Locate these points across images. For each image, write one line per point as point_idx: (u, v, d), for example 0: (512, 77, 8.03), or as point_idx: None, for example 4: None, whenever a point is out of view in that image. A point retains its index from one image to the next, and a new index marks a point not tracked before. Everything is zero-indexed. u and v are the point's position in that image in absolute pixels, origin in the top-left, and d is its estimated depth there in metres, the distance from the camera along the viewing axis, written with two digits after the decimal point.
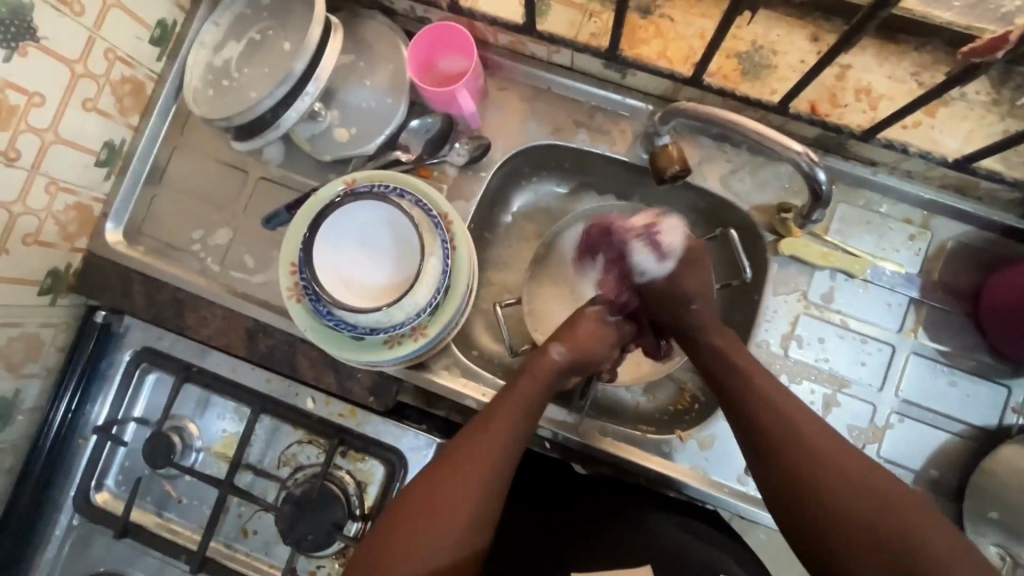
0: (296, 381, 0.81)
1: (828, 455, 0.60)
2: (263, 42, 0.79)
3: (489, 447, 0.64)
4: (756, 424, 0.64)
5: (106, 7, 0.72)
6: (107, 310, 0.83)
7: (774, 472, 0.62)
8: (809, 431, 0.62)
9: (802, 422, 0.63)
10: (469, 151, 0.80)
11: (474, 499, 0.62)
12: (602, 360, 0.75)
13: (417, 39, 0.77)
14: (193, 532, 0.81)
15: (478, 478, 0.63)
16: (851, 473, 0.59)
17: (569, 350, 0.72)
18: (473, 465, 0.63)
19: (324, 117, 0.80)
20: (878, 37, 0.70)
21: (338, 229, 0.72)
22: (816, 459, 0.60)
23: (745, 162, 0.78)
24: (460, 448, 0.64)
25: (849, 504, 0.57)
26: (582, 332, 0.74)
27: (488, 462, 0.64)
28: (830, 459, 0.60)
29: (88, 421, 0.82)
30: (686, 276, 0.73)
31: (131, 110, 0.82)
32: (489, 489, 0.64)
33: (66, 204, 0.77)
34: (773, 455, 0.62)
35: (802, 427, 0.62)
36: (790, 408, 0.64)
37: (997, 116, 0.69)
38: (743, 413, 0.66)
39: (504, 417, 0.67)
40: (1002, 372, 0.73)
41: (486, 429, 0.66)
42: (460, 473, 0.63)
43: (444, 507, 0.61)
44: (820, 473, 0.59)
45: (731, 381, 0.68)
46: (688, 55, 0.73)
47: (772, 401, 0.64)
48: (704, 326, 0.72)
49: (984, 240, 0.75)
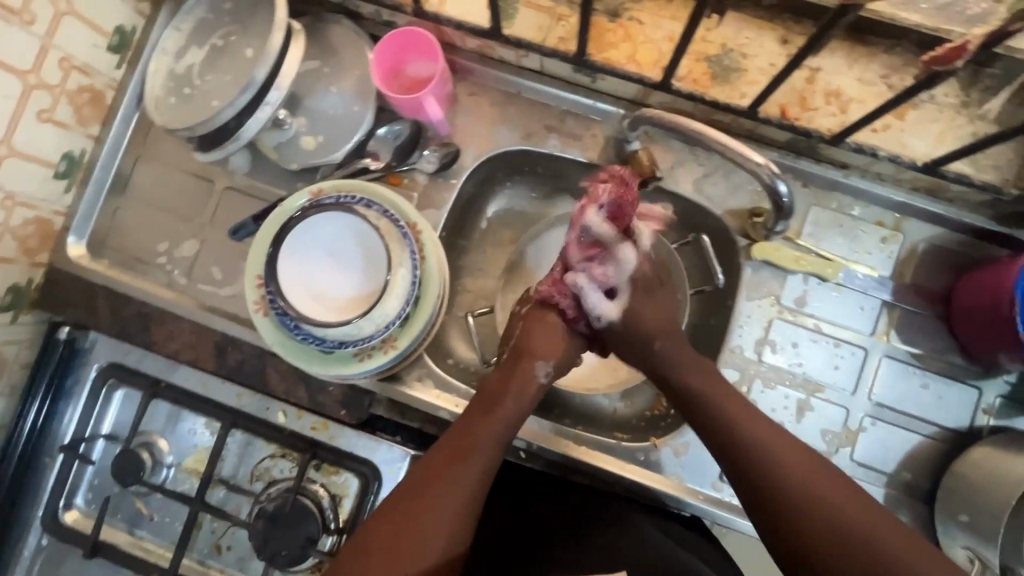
0: (266, 395, 0.79)
1: (811, 488, 0.59)
2: (225, 48, 0.77)
3: (483, 453, 0.65)
4: (738, 463, 0.63)
5: (59, 14, 0.70)
6: (71, 325, 0.81)
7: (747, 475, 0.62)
8: (794, 464, 0.61)
9: (782, 453, 0.62)
10: (439, 158, 0.79)
11: (464, 503, 0.63)
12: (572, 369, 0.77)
13: (382, 45, 0.75)
14: (166, 549, 0.80)
15: (472, 479, 0.64)
16: (837, 501, 0.58)
17: (552, 374, 0.72)
18: (467, 468, 0.64)
19: (290, 125, 0.77)
20: (847, 40, 0.69)
21: (303, 242, 0.71)
22: (801, 494, 0.59)
23: (718, 167, 0.77)
24: (456, 452, 0.65)
25: (836, 535, 0.56)
26: (554, 339, 0.73)
27: (483, 465, 0.65)
28: (815, 491, 0.59)
29: (55, 438, 0.80)
30: (644, 314, 0.72)
31: (91, 120, 0.80)
32: (479, 494, 0.64)
33: (25, 218, 0.75)
34: (755, 494, 0.61)
35: (788, 464, 0.61)
36: (776, 442, 0.63)
37: (966, 119, 0.69)
38: (723, 448, 0.65)
39: (501, 417, 0.67)
40: (974, 373, 0.73)
41: (484, 432, 0.66)
42: (457, 477, 0.63)
43: (437, 510, 0.62)
44: (813, 505, 0.58)
45: (707, 426, 0.66)
46: (658, 59, 0.72)
47: (756, 439, 0.63)
48: (671, 364, 0.70)
49: (956, 241, 0.75)
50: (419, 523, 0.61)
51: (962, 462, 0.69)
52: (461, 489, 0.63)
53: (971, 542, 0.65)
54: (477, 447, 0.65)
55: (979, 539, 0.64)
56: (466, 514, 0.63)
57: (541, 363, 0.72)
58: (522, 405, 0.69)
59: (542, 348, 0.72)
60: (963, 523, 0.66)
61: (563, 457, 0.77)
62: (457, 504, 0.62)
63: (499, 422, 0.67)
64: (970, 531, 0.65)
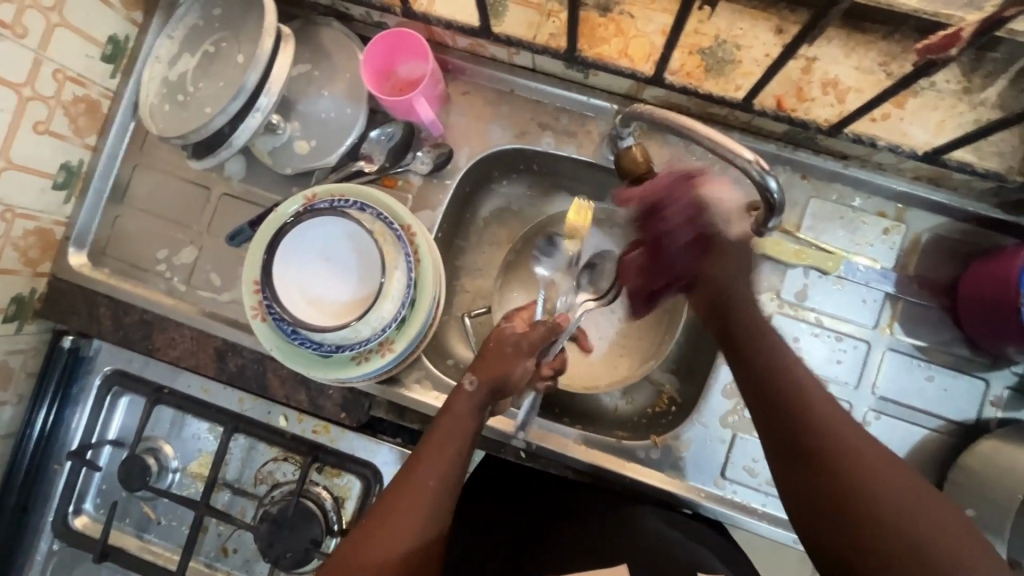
0: (268, 399, 0.80)
1: (855, 454, 0.50)
2: (216, 54, 0.77)
3: (440, 464, 0.61)
4: (785, 436, 0.54)
5: (51, 26, 0.70)
6: (75, 334, 0.82)
7: (788, 462, 0.53)
8: (856, 437, 0.51)
9: (839, 425, 0.52)
10: (432, 158, 0.78)
11: (427, 514, 0.59)
12: (516, 384, 0.68)
13: (371, 48, 0.74)
14: (173, 552, 0.81)
15: (431, 497, 0.59)
16: (904, 487, 0.48)
17: (482, 382, 0.66)
18: (424, 478, 0.60)
19: (283, 130, 0.78)
20: (844, 27, 0.68)
21: (297, 248, 0.71)
22: (850, 471, 0.50)
23: (714, 161, 0.76)
24: (414, 460, 0.61)
25: (893, 530, 0.47)
26: (493, 356, 0.67)
27: (439, 476, 0.60)
28: (878, 474, 0.49)
29: (63, 445, 0.82)
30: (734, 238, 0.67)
31: (87, 130, 0.80)
32: (439, 508, 0.60)
33: (26, 229, 0.76)
34: (801, 474, 0.52)
35: (830, 426, 0.52)
36: (832, 412, 0.53)
37: (968, 106, 0.67)
38: (769, 415, 0.56)
39: (451, 433, 0.63)
40: (980, 365, 0.72)
41: (440, 441, 0.62)
42: (413, 490, 0.59)
43: (394, 524, 0.57)
44: (871, 493, 0.48)
45: (754, 387, 0.58)
46: (650, 54, 0.71)
47: (810, 409, 0.54)
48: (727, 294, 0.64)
49: (958, 231, 0.73)
50: (387, 533, 0.57)
51: (968, 456, 0.68)
52: (417, 505, 0.59)
53: None
54: (435, 455, 0.61)
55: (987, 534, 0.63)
56: (429, 527, 0.58)
57: (468, 372, 0.67)
58: (464, 423, 0.64)
59: (477, 363, 0.68)
60: None
61: (574, 461, 0.76)
62: (417, 516, 0.58)
63: (454, 430, 0.63)
64: None
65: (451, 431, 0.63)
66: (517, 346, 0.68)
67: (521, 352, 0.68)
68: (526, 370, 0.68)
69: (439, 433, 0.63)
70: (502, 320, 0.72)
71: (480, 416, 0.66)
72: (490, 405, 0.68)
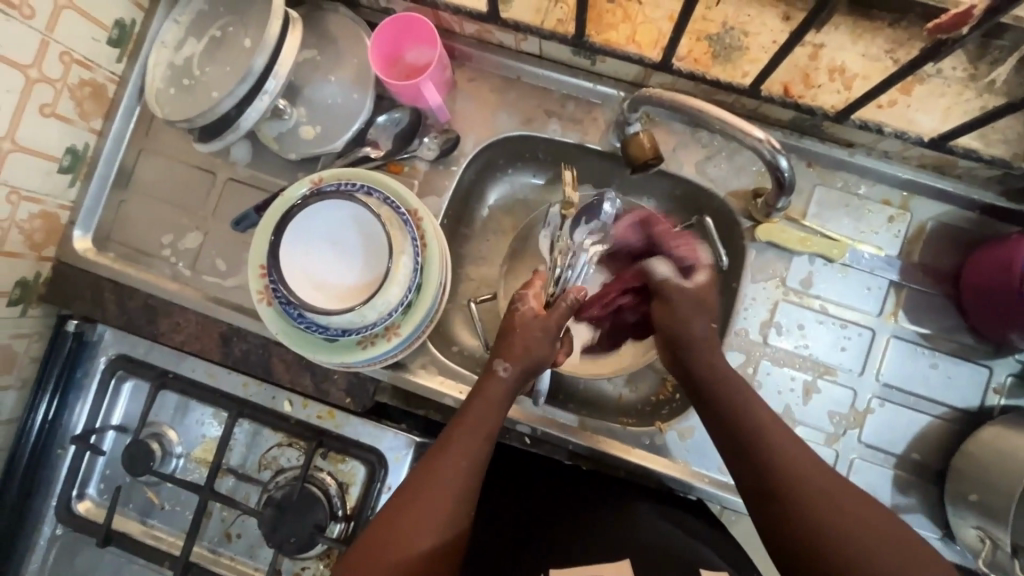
0: (273, 384, 0.80)
1: (805, 470, 0.57)
2: (223, 38, 0.76)
3: (471, 448, 0.62)
4: (746, 453, 0.60)
5: (58, 8, 0.70)
6: (79, 319, 0.82)
7: (751, 475, 0.59)
8: (809, 471, 0.57)
9: (794, 453, 0.58)
10: (439, 145, 0.79)
11: (450, 502, 0.60)
12: (546, 362, 0.68)
13: (378, 32, 0.75)
14: (177, 537, 0.80)
15: (453, 486, 0.60)
16: (850, 504, 0.55)
17: (514, 368, 0.66)
18: (455, 461, 0.61)
19: (289, 115, 0.77)
20: (851, 14, 0.68)
21: (303, 231, 0.71)
22: (806, 485, 0.56)
23: (720, 148, 0.76)
24: (439, 448, 0.62)
25: (846, 550, 0.52)
26: (519, 339, 0.67)
27: (468, 459, 0.61)
28: (831, 495, 0.55)
29: (66, 430, 0.80)
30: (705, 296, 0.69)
31: (93, 114, 0.80)
32: (464, 494, 0.61)
33: (31, 212, 0.76)
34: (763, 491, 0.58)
35: (787, 449, 0.59)
36: (785, 440, 0.59)
37: (975, 92, 0.68)
38: (736, 446, 0.61)
39: (479, 422, 0.64)
40: (984, 352, 0.72)
41: (471, 425, 0.63)
42: (437, 476, 0.60)
43: (420, 510, 0.59)
44: (821, 511, 0.54)
45: (721, 415, 0.63)
46: (657, 39, 0.71)
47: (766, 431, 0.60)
48: (691, 344, 0.66)
49: (964, 219, 0.74)
50: (408, 523, 0.58)
51: (972, 442, 0.68)
52: (446, 488, 0.60)
53: (981, 523, 0.64)
54: (464, 441, 0.62)
55: (990, 518, 0.63)
56: (456, 511, 0.60)
57: (497, 358, 0.67)
58: (491, 412, 0.65)
59: (502, 346, 0.68)
60: (973, 502, 0.65)
61: (574, 444, 0.77)
62: (442, 504, 0.59)
63: (483, 418, 0.64)
64: (980, 511, 0.64)
65: (477, 418, 0.64)
66: (542, 329, 0.68)
67: (548, 335, 0.68)
68: (556, 349, 0.69)
69: (468, 419, 0.64)
70: (518, 302, 0.70)
71: (508, 402, 0.67)
72: (521, 388, 0.69)
